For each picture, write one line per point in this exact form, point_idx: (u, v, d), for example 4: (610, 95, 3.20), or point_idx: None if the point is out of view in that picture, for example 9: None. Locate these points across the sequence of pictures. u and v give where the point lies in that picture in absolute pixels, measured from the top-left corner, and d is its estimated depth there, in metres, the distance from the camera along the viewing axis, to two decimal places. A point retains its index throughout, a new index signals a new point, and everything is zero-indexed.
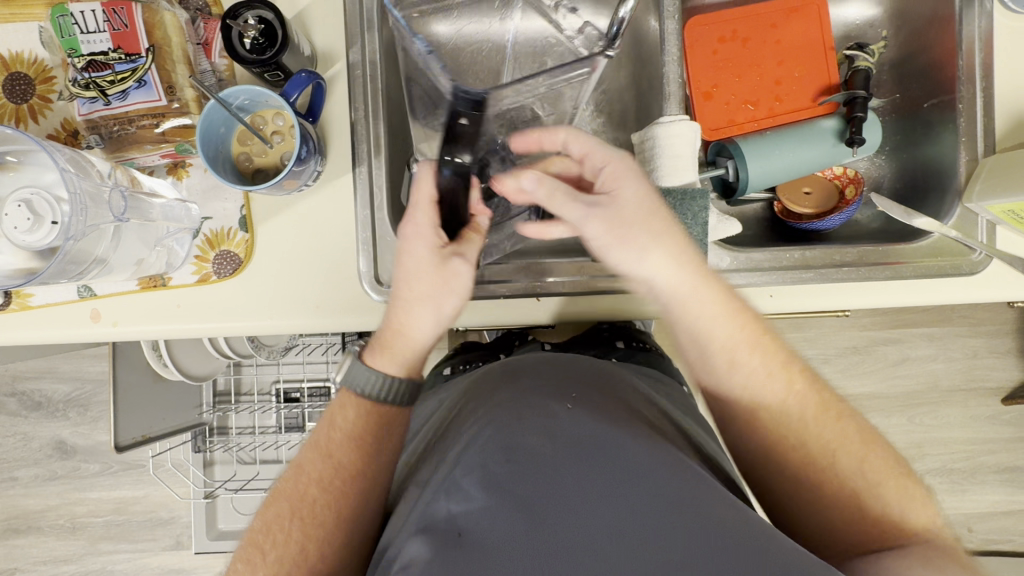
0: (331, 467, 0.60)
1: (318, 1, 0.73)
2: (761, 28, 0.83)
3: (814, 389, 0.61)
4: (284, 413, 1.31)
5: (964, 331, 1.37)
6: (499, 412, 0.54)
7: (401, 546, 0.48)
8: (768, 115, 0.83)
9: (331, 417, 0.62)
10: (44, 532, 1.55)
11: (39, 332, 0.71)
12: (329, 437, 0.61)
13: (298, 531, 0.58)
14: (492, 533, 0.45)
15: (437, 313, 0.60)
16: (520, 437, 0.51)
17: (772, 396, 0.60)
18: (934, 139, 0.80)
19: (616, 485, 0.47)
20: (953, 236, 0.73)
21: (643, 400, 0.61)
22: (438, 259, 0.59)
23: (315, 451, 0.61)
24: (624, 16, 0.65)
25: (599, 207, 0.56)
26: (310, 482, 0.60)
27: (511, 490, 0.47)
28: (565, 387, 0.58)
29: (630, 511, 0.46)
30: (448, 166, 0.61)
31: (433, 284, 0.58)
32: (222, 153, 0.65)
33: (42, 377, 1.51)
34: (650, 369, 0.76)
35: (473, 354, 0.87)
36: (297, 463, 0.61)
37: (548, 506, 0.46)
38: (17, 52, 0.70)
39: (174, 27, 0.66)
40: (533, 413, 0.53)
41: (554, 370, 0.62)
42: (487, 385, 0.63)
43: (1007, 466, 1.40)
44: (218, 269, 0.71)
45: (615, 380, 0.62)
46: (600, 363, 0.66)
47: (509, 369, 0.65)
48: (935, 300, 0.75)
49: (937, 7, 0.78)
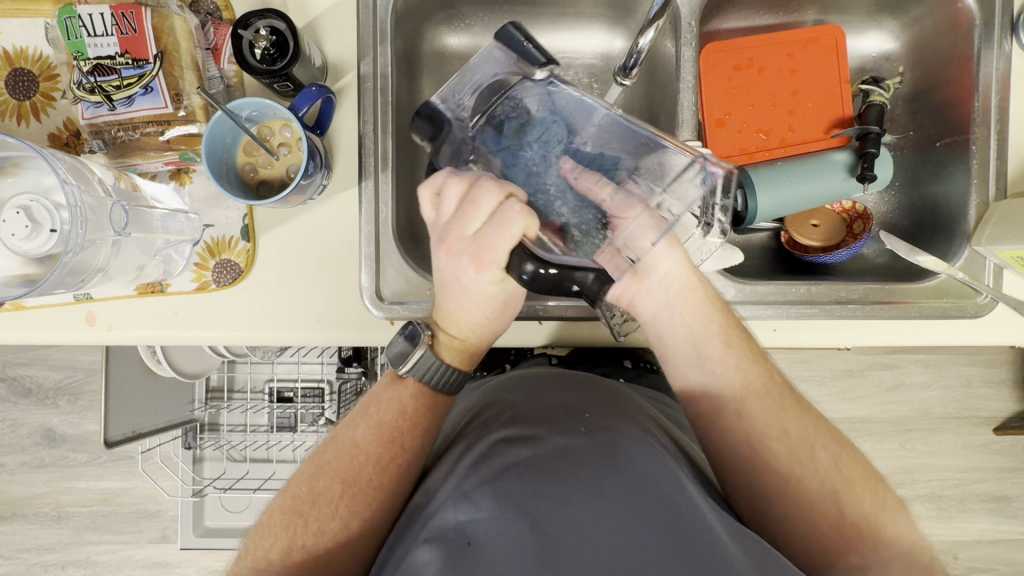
0: (392, 451, 0.58)
1: (331, 10, 0.72)
2: (777, 57, 0.83)
3: (793, 406, 0.59)
4: (278, 412, 1.24)
5: (960, 360, 1.37)
6: (508, 426, 0.55)
7: (407, 554, 0.46)
8: (780, 144, 0.83)
9: (387, 393, 0.60)
10: (28, 519, 1.53)
11: (32, 332, 0.70)
12: (394, 421, 0.59)
13: (344, 509, 0.56)
14: (500, 543, 0.44)
15: (505, 321, 0.62)
16: (531, 453, 0.50)
17: (761, 419, 0.57)
18: (945, 177, 0.79)
19: (630, 499, 0.46)
20: (960, 278, 0.72)
21: (646, 414, 0.60)
22: (500, 288, 0.57)
23: (375, 432, 0.58)
24: (643, 46, 0.64)
25: (626, 193, 0.59)
26: (367, 463, 0.57)
27: (518, 500, 0.46)
28: (577, 397, 0.59)
29: (644, 516, 0.45)
30: (529, 271, 0.54)
31: (493, 305, 0.58)
32: (226, 162, 0.64)
33: (33, 363, 1.49)
34: (653, 392, 0.75)
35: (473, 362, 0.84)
36: (352, 441, 0.58)
37: (557, 518, 0.45)
38: (22, 47, 0.68)
39: (183, 33, 0.65)
40: (546, 430, 0.53)
41: (563, 385, 0.62)
42: (499, 393, 0.64)
43: (996, 495, 1.40)
44: (218, 278, 0.70)
45: (625, 394, 0.63)
46: (561, 379, 0.64)
47: (520, 382, 0.65)
48: (939, 341, 0.74)
49: (955, 45, 0.77)
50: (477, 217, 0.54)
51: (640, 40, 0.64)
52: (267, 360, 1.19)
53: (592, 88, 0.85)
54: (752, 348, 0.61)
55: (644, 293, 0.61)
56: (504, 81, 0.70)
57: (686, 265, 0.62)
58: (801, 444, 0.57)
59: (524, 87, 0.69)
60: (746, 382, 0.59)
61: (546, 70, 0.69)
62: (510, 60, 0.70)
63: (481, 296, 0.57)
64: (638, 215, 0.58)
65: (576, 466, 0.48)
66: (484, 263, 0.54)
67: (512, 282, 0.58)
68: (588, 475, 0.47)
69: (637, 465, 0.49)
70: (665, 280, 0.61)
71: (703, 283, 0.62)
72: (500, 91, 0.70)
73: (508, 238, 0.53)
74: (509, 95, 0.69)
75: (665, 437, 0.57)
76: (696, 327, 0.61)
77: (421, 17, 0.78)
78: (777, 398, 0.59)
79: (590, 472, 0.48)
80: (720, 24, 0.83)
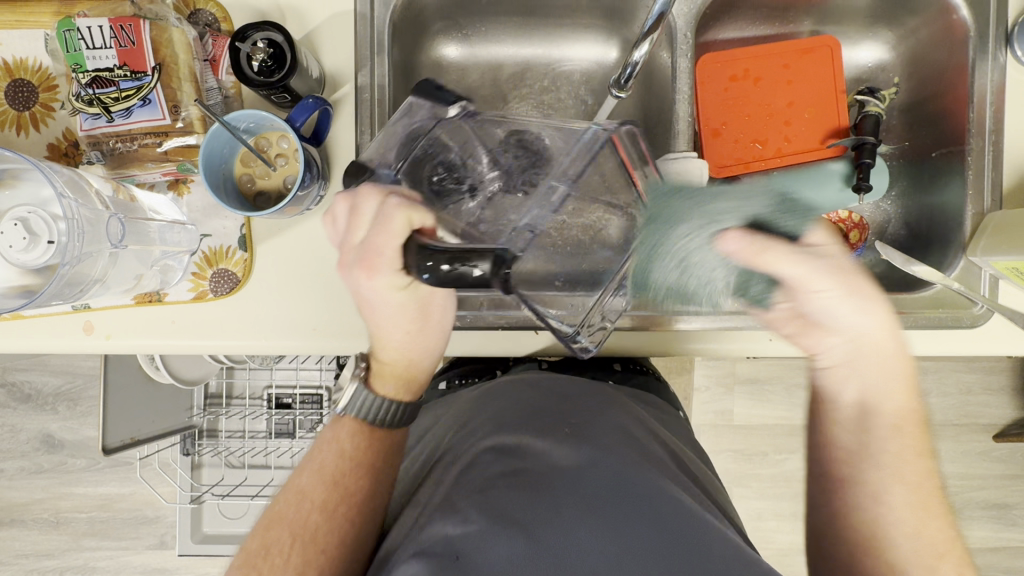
0: (337, 492, 0.59)
1: (329, 21, 0.72)
2: (773, 68, 0.83)
3: (933, 493, 0.55)
4: (276, 419, 1.24)
5: (959, 367, 1.37)
6: (497, 435, 0.55)
7: (394, 568, 0.46)
8: (776, 155, 0.83)
9: (329, 437, 0.62)
10: (27, 525, 1.53)
11: (30, 342, 0.70)
12: (336, 463, 0.60)
13: (298, 556, 0.55)
14: (485, 556, 0.43)
15: (432, 336, 0.62)
16: (518, 465, 0.50)
17: (899, 483, 0.54)
18: (941, 187, 0.79)
19: (616, 509, 0.46)
20: (956, 288, 0.72)
21: (634, 419, 0.60)
22: (405, 295, 0.57)
23: (319, 476, 0.59)
24: (638, 60, 0.63)
25: (825, 260, 0.51)
26: (314, 507, 0.58)
27: (505, 513, 0.46)
28: (566, 405, 0.60)
29: (632, 526, 0.45)
30: (428, 271, 0.46)
31: (409, 316, 0.59)
32: (224, 173, 0.64)
33: (32, 369, 1.49)
34: (645, 392, 0.76)
35: (469, 368, 0.84)
36: (298, 487, 0.59)
37: (543, 529, 0.45)
38: (22, 58, 0.69)
39: (182, 45, 0.65)
40: (533, 440, 0.53)
41: (555, 392, 0.62)
42: (484, 405, 0.63)
43: (996, 503, 1.40)
44: (215, 287, 0.70)
45: (616, 402, 0.63)
46: (602, 402, 0.62)
47: (501, 391, 0.65)
48: (936, 351, 0.74)
49: (950, 56, 0.77)
50: (361, 224, 0.54)
51: (635, 53, 0.63)
52: (266, 367, 1.19)
53: (590, 98, 0.85)
54: (916, 428, 0.56)
55: (822, 346, 0.56)
56: (431, 133, 0.62)
57: (889, 328, 0.54)
58: (915, 530, 0.53)
59: (451, 136, 0.63)
60: (895, 447, 0.55)
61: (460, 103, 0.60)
62: (432, 115, 0.61)
63: (388, 304, 0.57)
64: (823, 279, 0.51)
65: (563, 477, 0.49)
66: (374, 269, 0.53)
67: (419, 288, 0.57)
68: (575, 486, 0.48)
69: (625, 477, 0.49)
70: (854, 339, 0.54)
71: (897, 350, 0.55)
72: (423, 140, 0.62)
73: (391, 237, 0.52)
74: (434, 142, 0.62)
75: (656, 445, 0.57)
76: (872, 383, 0.55)
77: (418, 28, 0.78)
78: (912, 472, 0.54)
79: (576, 484, 0.48)
80: (716, 35, 0.83)
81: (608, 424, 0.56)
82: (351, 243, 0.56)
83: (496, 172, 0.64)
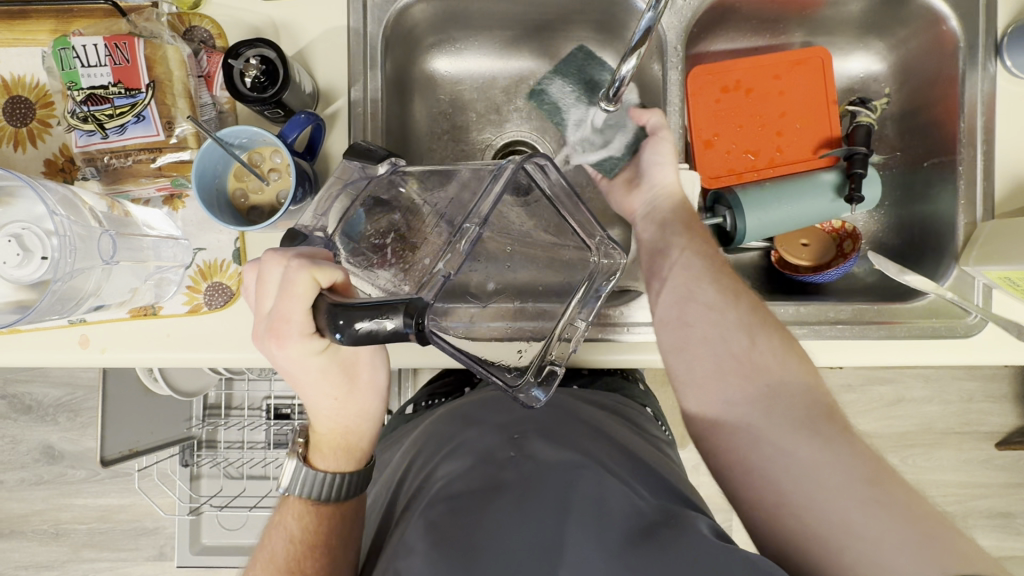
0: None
1: (321, 38, 0.73)
2: (765, 79, 0.83)
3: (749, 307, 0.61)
4: (274, 429, 1.25)
5: (960, 375, 1.36)
6: (450, 462, 0.58)
7: None
8: (768, 165, 0.83)
9: (278, 525, 0.61)
10: (26, 536, 1.54)
11: (27, 356, 0.70)
12: (287, 550, 0.59)
13: None
14: None
15: (365, 397, 0.61)
16: (465, 490, 0.53)
17: (697, 288, 0.63)
18: (933, 196, 0.79)
19: (565, 526, 0.48)
20: (950, 298, 0.72)
21: (589, 429, 0.62)
22: (325, 359, 0.55)
23: (271, 565, 0.58)
24: (625, 73, 0.64)
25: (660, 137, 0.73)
26: None
27: (453, 542, 0.48)
28: (523, 417, 0.64)
29: (574, 536, 0.47)
30: (343, 332, 0.42)
31: (333, 380, 0.58)
32: (217, 188, 0.65)
33: (34, 381, 1.50)
34: (608, 393, 0.77)
35: (435, 389, 0.85)
36: None
37: (495, 555, 0.46)
38: (19, 76, 0.70)
39: (176, 61, 0.66)
40: (478, 463, 0.56)
41: (494, 413, 0.65)
42: (431, 441, 0.66)
43: (1000, 511, 1.39)
44: (209, 301, 0.70)
45: (567, 419, 0.64)
46: (557, 415, 0.65)
47: (451, 426, 0.66)
48: (932, 362, 0.73)
49: (940, 66, 0.78)
50: (267, 292, 0.52)
51: (623, 68, 0.64)
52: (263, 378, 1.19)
53: None
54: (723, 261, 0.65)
55: (637, 200, 0.73)
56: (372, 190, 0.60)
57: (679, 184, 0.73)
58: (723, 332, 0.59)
59: (390, 193, 0.61)
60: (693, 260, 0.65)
61: (391, 159, 0.59)
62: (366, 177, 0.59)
63: (307, 372, 0.56)
64: (655, 124, 0.73)
65: (512, 501, 0.51)
66: (284, 337, 0.52)
67: (338, 351, 0.56)
68: (522, 508, 0.50)
69: (568, 491, 0.51)
70: (655, 190, 0.72)
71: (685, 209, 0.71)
72: (360, 198, 0.59)
73: (295, 301, 0.49)
74: (372, 199, 0.60)
75: (607, 452, 0.58)
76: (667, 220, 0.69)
77: (411, 43, 0.79)
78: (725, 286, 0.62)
79: (524, 505, 0.50)
80: (707, 47, 0.85)
81: (559, 440, 0.59)
82: (262, 313, 0.54)
83: (437, 220, 0.60)
